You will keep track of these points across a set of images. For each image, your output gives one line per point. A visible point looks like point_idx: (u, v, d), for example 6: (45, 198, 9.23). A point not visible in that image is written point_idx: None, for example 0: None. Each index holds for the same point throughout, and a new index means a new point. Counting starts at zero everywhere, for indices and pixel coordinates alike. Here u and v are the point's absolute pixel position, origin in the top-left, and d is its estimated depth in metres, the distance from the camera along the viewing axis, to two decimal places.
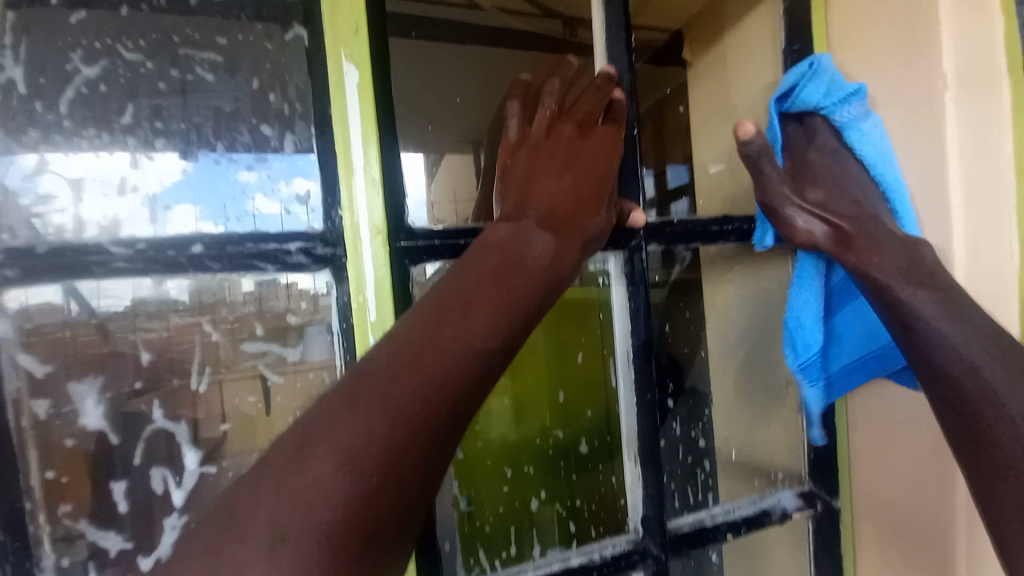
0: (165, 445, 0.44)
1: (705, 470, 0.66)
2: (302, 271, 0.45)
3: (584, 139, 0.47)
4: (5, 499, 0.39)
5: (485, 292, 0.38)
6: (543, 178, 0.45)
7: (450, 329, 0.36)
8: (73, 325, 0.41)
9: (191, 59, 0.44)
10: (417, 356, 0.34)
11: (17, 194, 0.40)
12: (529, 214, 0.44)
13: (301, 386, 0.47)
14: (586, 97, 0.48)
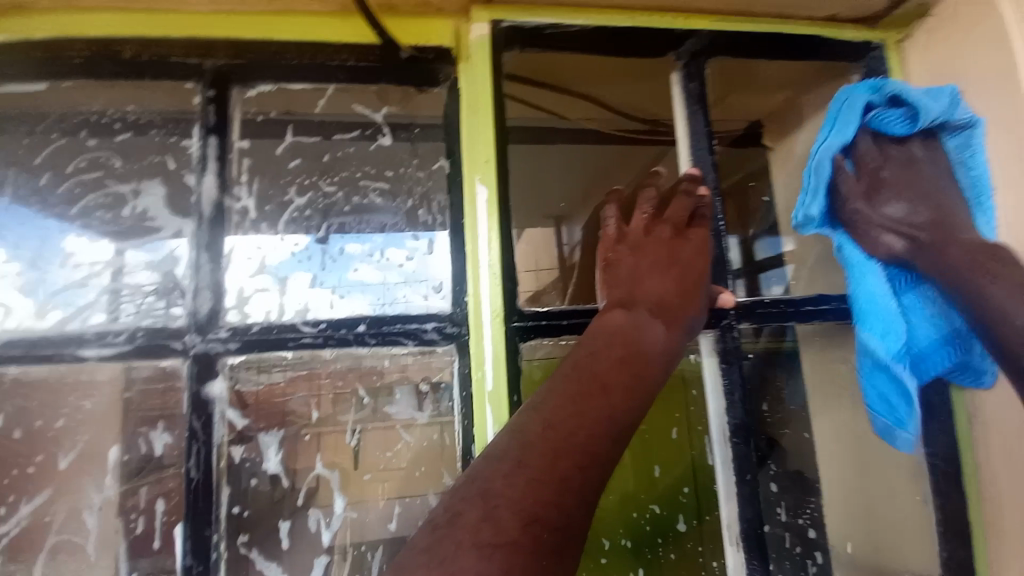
0: (323, 491, 0.54)
1: (817, 563, 0.62)
2: (416, 342, 0.54)
3: (680, 236, 0.54)
4: (200, 527, 0.49)
5: (614, 372, 0.44)
6: (648, 271, 0.52)
7: (591, 406, 0.42)
8: (270, 385, 0.53)
9: (367, 187, 0.60)
10: (559, 426, 0.41)
11: (242, 286, 0.54)
12: (640, 302, 0.50)
13: (429, 445, 0.55)
14: (678, 201, 0.56)
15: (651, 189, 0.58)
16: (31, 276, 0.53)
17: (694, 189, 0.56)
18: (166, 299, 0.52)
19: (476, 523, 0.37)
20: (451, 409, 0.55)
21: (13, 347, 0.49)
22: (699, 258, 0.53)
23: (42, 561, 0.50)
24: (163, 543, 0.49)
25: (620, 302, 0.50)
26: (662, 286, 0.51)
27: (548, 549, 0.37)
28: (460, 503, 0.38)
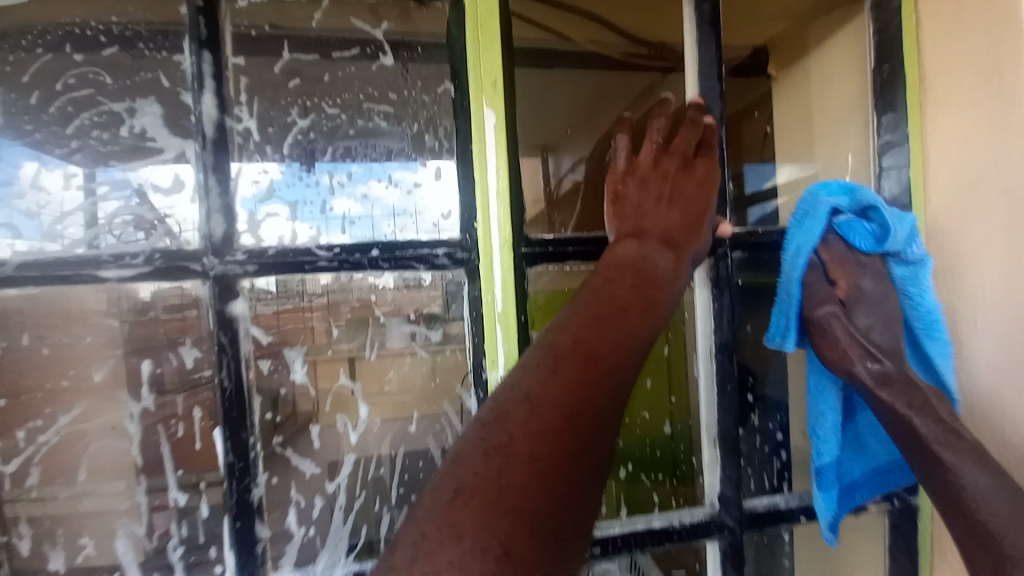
0: (347, 401, 0.58)
1: (781, 460, 0.71)
2: (400, 274, 0.57)
3: (687, 165, 0.56)
4: (237, 431, 0.54)
5: (627, 298, 0.47)
6: (656, 201, 0.55)
7: (607, 326, 0.45)
8: (288, 305, 0.55)
9: (371, 111, 0.59)
10: (584, 342, 0.44)
11: (253, 211, 0.54)
12: (649, 232, 0.53)
13: (442, 361, 0.59)
14: (683, 133, 0.57)
15: (660, 120, 0.59)
16: (35, 198, 0.52)
17: (699, 120, 0.58)
18: (176, 222, 0.52)
19: (515, 423, 0.40)
20: (443, 341, 0.59)
21: (29, 270, 0.50)
22: (703, 189, 0.56)
23: (91, 461, 0.55)
24: (203, 444, 0.54)
25: (630, 234, 0.53)
26: (669, 218, 0.54)
27: (567, 456, 0.38)
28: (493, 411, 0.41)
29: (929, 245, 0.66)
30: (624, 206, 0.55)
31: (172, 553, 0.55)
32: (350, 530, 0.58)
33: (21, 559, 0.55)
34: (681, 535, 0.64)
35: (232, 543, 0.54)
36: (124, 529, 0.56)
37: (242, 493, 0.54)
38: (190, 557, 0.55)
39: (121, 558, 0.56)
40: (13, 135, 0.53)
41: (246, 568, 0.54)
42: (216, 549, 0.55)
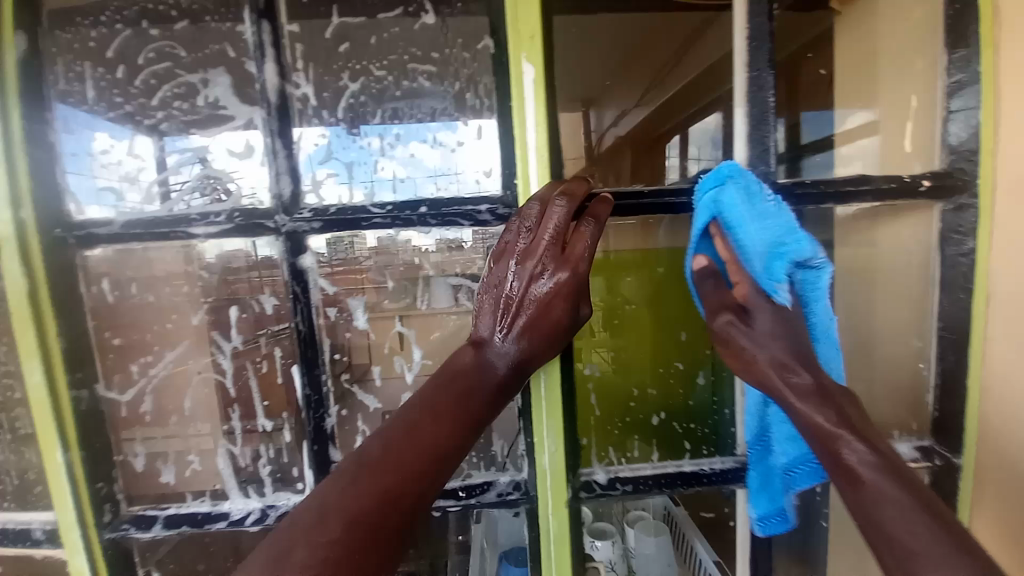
0: (402, 344, 0.65)
1: None
2: (443, 236, 0.62)
3: (552, 266, 0.57)
4: (310, 371, 0.62)
5: (440, 418, 0.52)
6: (541, 302, 0.58)
7: (425, 428, 0.51)
8: (354, 261, 0.62)
9: (415, 71, 0.61)
10: (392, 449, 0.49)
11: (315, 172, 0.60)
12: (486, 336, 0.59)
13: None
14: (551, 218, 0.55)
15: (534, 207, 0.56)
16: (129, 164, 0.60)
17: (573, 194, 0.56)
18: (250, 184, 0.59)
19: (307, 528, 0.44)
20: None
21: (134, 228, 0.58)
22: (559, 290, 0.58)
23: (195, 391, 0.66)
24: (285, 380, 0.63)
25: (473, 341, 0.59)
26: (548, 300, 0.58)
27: (384, 530, 0.45)
28: (353, 476, 0.47)
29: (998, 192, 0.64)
30: (491, 282, 0.59)
31: (262, 469, 0.66)
32: None
33: (137, 473, 0.66)
34: (711, 479, 0.68)
35: (310, 465, 0.63)
36: (223, 448, 0.67)
37: (317, 423, 0.63)
38: (277, 473, 0.66)
39: (221, 473, 0.66)
40: (104, 106, 0.60)
41: None
42: (298, 468, 0.65)
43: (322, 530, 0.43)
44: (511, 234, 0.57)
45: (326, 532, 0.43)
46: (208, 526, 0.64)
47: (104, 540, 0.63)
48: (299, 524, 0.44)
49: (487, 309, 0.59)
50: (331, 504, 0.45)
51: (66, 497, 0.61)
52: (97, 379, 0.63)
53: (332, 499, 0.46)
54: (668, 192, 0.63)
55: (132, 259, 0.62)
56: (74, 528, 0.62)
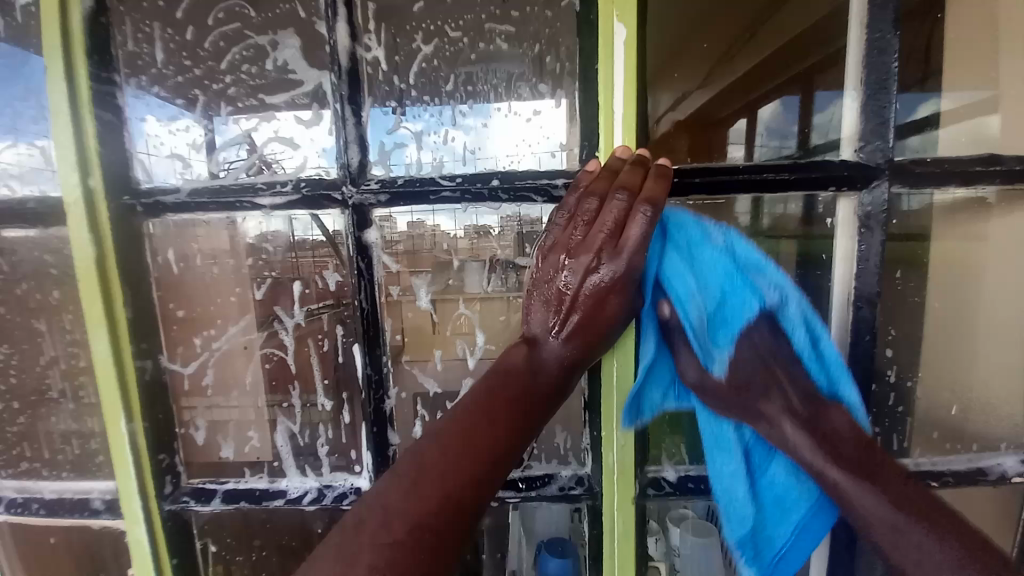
0: (466, 326, 0.63)
1: (898, 440, 0.68)
2: (471, 223, 0.59)
3: (608, 258, 0.49)
4: (375, 349, 0.60)
5: (497, 419, 0.48)
6: (596, 300, 0.51)
7: (481, 423, 0.47)
8: (422, 237, 0.59)
9: (492, 33, 0.59)
10: (448, 453, 0.45)
11: (383, 141, 0.57)
12: (537, 337, 0.53)
13: None
14: (610, 209, 0.49)
15: (590, 200, 0.50)
16: (195, 132, 0.59)
17: (633, 188, 0.49)
18: (317, 153, 0.57)
19: (372, 532, 0.41)
20: (518, 285, 0.61)
21: (200, 196, 0.57)
22: (613, 288, 0.50)
23: (256, 366, 0.66)
24: (346, 358, 0.62)
25: (524, 341, 0.53)
26: (611, 295, 0.51)
27: (443, 532, 0.42)
28: (414, 473, 0.44)
29: None
30: (542, 276, 0.52)
31: (319, 448, 0.65)
32: None
33: (196, 446, 0.65)
34: None
35: (369, 447, 0.62)
36: (283, 426, 0.66)
37: (376, 406, 0.61)
38: (335, 454, 0.65)
39: (280, 450, 0.66)
40: (173, 69, 0.59)
41: (382, 468, 0.62)
42: (356, 451, 0.64)
43: (394, 523, 0.41)
44: (566, 226, 0.51)
45: (389, 534, 0.41)
46: (266, 502, 0.64)
47: (164, 512, 0.63)
48: (365, 514, 0.42)
49: (539, 305, 0.53)
50: (391, 504, 0.42)
51: (128, 466, 0.61)
52: (160, 350, 0.62)
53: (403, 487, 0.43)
54: (769, 170, 0.58)
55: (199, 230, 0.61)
56: (134, 498, 0.61)
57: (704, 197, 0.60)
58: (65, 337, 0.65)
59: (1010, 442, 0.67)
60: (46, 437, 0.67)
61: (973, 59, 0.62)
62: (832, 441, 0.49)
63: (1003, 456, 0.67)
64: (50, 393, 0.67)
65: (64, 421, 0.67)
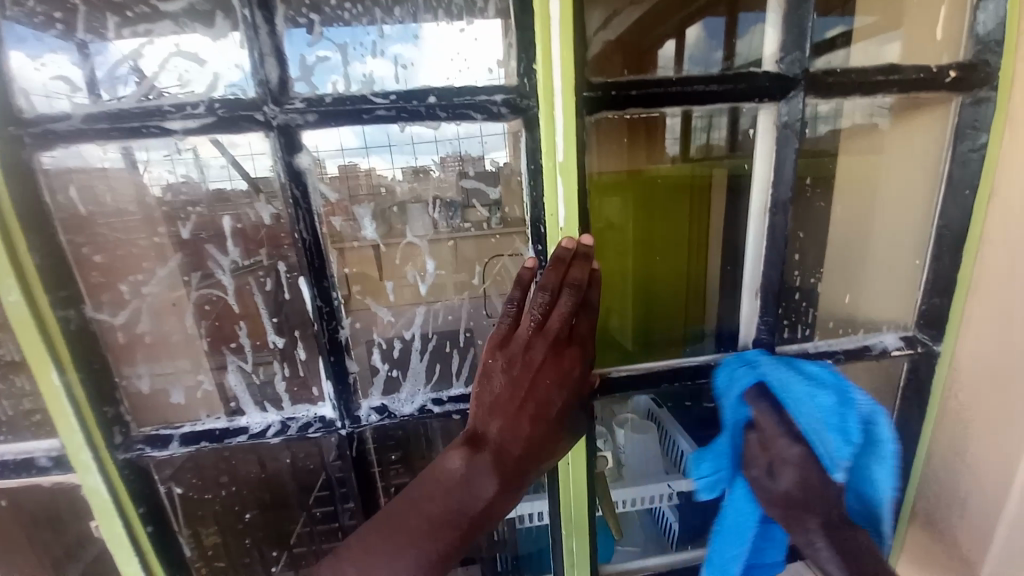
0: (415, 255, 0.67)
1: (805, 323, 0.80)
2: (409, 164, 0.62)
3: (559, 350, 0.59)
4: (326, 289, 0.60)
5: (432, 520, 0.57)
6: (545, 388, 0.60)
7: (457, 476, 0.58)
8: (361, 163, 0.59)
9: None
10: (410, 521, 0.57)
11: (305, 57, 0.54)
12: (489, 432, 0.59)
13: (491, 242, 0.66)
14: (561, 306, 0.57)
15: (544, 294, 0.57)
16: (97, 53, 0.53)
17: (580, 286, 0.57)
18: (229, 70, 0.53)
19: (372, 549, 0.57)
20: (461, 224, 0.66)
21: (100, 121, 0.51)
22: (558, 392, 0.60)
23: (197, 309, 0.64)
24: (293, 294, 0.62)
25: (492, 400, 0.59)
26: (559, 403, 0.61)
27: (435, 558, 0.57)
28: (402, 513, 0.58)
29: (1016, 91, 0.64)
30: (505, 343, 0.58)
31: (277, 385, 0.66)
32: (427, 366, 0.69)
33: (145, 394, 0.64)
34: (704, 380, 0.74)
35: (329, 376, 0.63)
36: (234, 364, 0.66)
37: (332, 339, 0.61)
38: (294, 388, 0.66)
39: (235, 389, 0.66)
40: None
41: (343, 396, 0.64)
42: (318, 386, 0.66)
43: (396, 553, 0.56)
44: (518, 317, 0.59)
45: (394, 561, 0.56)
46: (228, 441, 0.64)
47: (119, 461, 0.62)
48: (362, 535, 0.58)
49: (504, 369, 0.58)
50: (385, 536, 0.57)
51: (69, 420, 0.58)
52: (83, 299, 0.58)
53: (393, 522, 0.57)
54: (699, 80, 0.59)
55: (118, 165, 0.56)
56: (82, 450, 0.59)
57: (640, 111, 0.61)
58: None
59: (889, 324, 0.79)
60: None
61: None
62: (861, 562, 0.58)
63: (883, 335, 0.78)
64: None
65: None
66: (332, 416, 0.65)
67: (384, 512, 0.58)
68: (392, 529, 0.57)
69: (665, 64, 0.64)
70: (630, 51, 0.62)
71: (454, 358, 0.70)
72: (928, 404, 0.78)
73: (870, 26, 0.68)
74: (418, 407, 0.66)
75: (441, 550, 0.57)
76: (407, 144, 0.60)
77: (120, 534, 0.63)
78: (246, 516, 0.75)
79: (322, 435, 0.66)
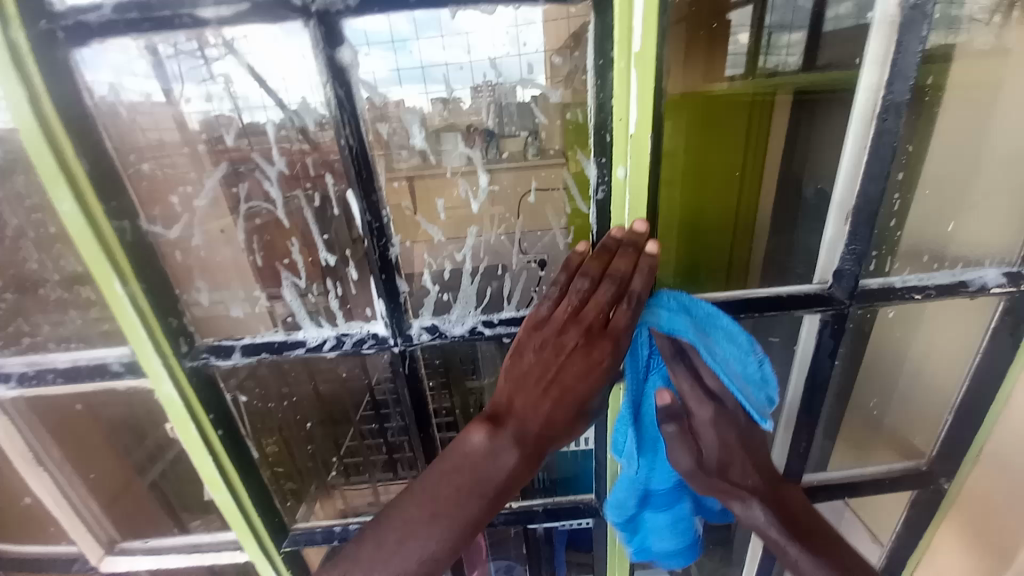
0: (469, 169, 0.62)
1: (890, 254, 0.70)
2: (440, 94, 0.57)
3: (593, 340, 0.54)
4: (376, 206, 0.57)
5: (457, 493, 0.56)
6: (574, 376, 0.56)
7: (482, 455, 0.57)
8: (400, 62, 0.53)
9: None
10: (434, 493, 0.57)
11: None
12: (512, 411, 0.58)
13: (529, 165, 0.62)
14: (599, 293, 0.53)
15: (584, 279, 0.54)
16: None
17: (624, 273, 0.54)
18: None
19: (400, 521, 0.57)
20: (500, 155, 0.62)
21: (129, 12, 0.47)
22: (587, 382, 0.56)
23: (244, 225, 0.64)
24: (340, 209, 0.60)
25: (517, 380, 0.57)
26: (586, 393, 0.57)
27: (452, 535, 0.56)
28: (426, 487, 0.57)
29: None
30: (539, 322, 0.56)
31: (330, 304, 0.66)
32: (478, 289, 0.66)
33: (204, 308, 0.65)
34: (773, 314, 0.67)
35: (380, 294, 0.62)
36: (287, 282, 0.66)
37: (382, 256, 0.59)
38: (346, 306, 0.66)
39: (290, 306, 0.66)
40: None
41: (395, 313, 0.63)
42: (371, 309, 0.65)
43: (422, 524, 0.56)
44: (558, 300, 0.56)
45: (419, 533, 0.56)
46: (287, 352, 0.65)
47: (187, 368, 0.65)
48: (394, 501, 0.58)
49: (533, 352, 0.56)
50: (409, 509, 0.57)
51: (138, 328, 0.59)
52: (135, 211, 0.57)
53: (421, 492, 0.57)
54: None
55: (155, 64, 0.53)
56: (151, 355, 0.62)
57: None
58: (26, 204, 0.62)
59: (990, 257, 0.69)
60: (56, 305, 0.67)
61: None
62: (788, 517, 0.63)
63: (982, 270, 0.68)
64: (36, 266, 0.66)
65: (70, 290, 0.67)
66: (385, 332, 0.65)
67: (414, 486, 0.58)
68: (420, 496, 0.57)
69: None
70: None
71: (506, 283, 0.67)
72: (1019, 347, 0.69)
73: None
74: (468, 329, 0.65)
75: (459, 508, 0.57)
76: (437, 68, 0.55)
77: (195, 435, 0.68)
78: (307, 424, 0.82)
79: (376, 351, 0.66)
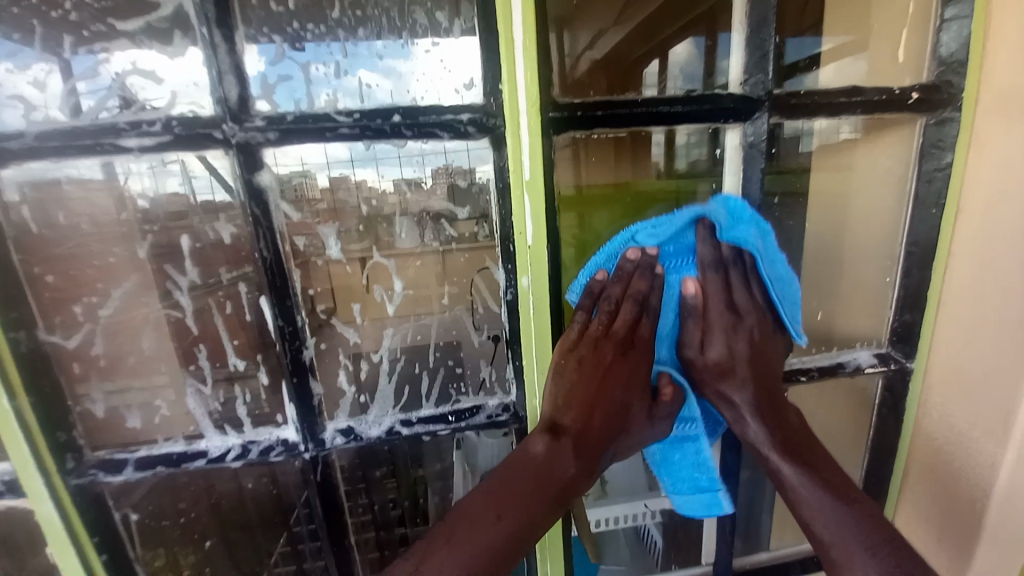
0: (382, 274, 0.65)
1: None
2: (401, 176, 0.60)
3: (628, 350, 0.59)
4: (291, 313, 0.59)
5: (519, 498, 0.54)
6: (620, 383, 0.59)
7: (533, 466, 0.56)
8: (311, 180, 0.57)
9: None
10: (470, 526, 0.52)
11: (266, 76, 0.53)
12: (567, 422, 0.58)
13: (468, 259, 0.64)
14: (625, 312, 0.58)
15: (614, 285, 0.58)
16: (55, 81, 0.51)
17: (642, 293, 0.58)
18: (188, 87, 0.52)
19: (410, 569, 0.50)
20: (452, 237, 0.64)
21: (51, 139, 0.50)
22: (632, 385, 0.59)
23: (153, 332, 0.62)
24: (255, 316, 0.60)
25: (563, 405, 0.58)
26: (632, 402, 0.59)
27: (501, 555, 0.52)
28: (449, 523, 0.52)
29: (973, 113, 0.65)
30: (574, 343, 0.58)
31: (239, 411, 0.64)
32: (395, 388, 0.67)
33: (99, 420, 0.61)
34: None
35: (292, 399, 0.62)
36: (192, 388, 0.63)
37: (296, 359, 0.60)
38: (256, 412, 0.64)
39: (194, 414, 0.63)
40: None
41: (308, 418, 0.62)
42: (281, 415, 0.64)
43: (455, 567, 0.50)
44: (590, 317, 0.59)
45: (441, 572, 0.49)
46: (186, 465, 0.62)
47: (71, 487, 0.59)
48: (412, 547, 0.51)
49: (570, 373, 0.58)
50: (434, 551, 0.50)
51: (21, 444, 0.55)
52: (34, 321, 0.56)
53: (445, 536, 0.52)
54: (665, 102, 0.60)
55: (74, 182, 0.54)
56: (31, 474, 0.56)
57: (608, 131, 0.61)
58: None
59: (861, 340, 0.78)
60: None
61: (851, 6, 0.69)
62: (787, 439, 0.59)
63: (856, 352, 0.77)
64: None
65: None
66: (295, 438, 0.63)
67: (437, 527, 0.52)
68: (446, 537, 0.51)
69: (651, 81, 0.63)
70: (619, 68, 0.62)
71: (423, 380, 0.68)
72: (901, 420, 0.78)
73: (842, 44, 0.68)
74: (386, 429, 0.65)
75: (522, 523, 0.53)
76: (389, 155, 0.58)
77: (75, 563, 0.61)
78: (205, 543, 0.72)
79: (285, 458, 0.64)
